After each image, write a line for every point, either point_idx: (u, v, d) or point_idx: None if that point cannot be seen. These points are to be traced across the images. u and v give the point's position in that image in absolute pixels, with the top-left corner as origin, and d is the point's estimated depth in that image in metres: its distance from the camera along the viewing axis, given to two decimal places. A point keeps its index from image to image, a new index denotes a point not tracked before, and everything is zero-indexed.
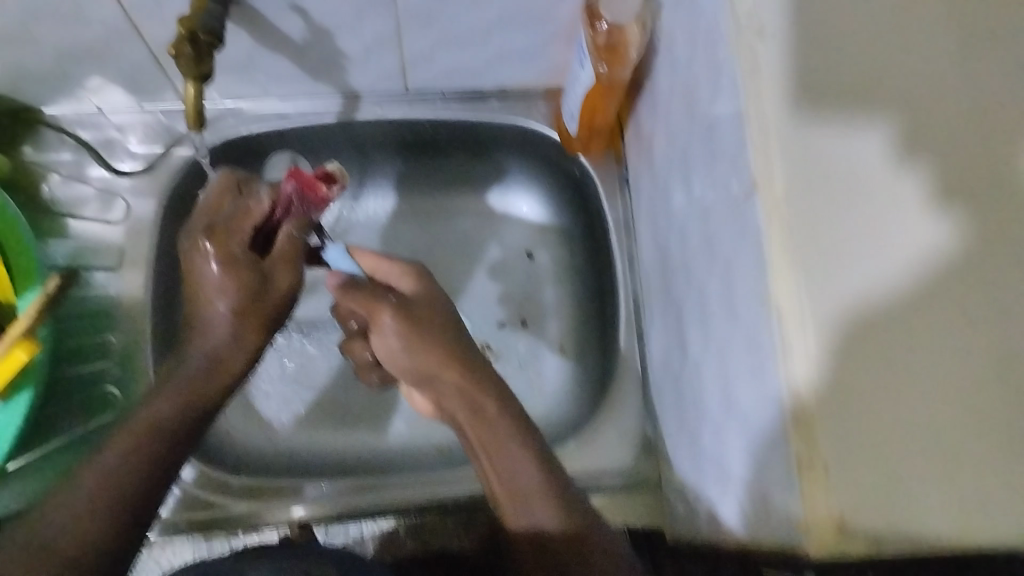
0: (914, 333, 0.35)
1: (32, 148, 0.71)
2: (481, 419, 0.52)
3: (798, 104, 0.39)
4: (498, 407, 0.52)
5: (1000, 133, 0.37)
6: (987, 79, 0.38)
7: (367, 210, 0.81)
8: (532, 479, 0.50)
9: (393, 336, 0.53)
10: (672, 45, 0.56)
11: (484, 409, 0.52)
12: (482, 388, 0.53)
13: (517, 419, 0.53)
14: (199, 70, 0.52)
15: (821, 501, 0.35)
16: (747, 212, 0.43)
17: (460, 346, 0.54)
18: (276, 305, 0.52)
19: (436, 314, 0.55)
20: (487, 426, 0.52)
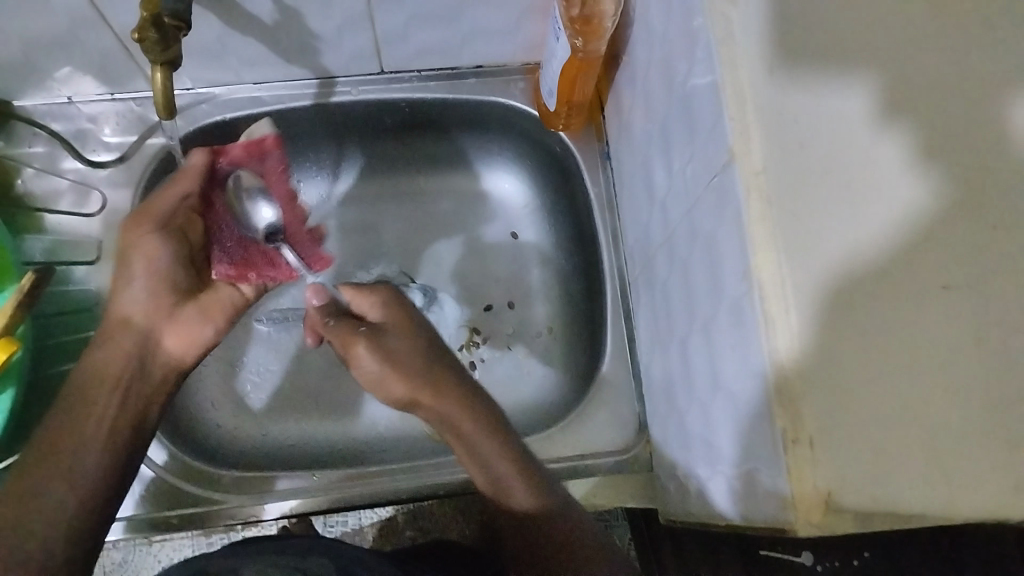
0: (895, 303, 0.35)
1: (4, 143, 0.70)
2: (459, 435, 0.54)
3: (774, 70, 0.39)
4: (471, 421, 0.54)
5: (985, 85, 0.36)
6: (980, 34, 0.37)
7: (309, 197, 0.79)
8: (509, 474, 0.54)
9: (377, 368, 0.54)
10: (648, 15, 0.55)
11: (460, 426, 0.55)
12: (456, 404, 0.54)
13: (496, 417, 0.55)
14: (165, 56, 0.51)
15: (809, 476, 0.36)
16: (727, 185, 0.42)
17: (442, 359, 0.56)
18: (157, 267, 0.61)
19: (403, 335, 0.56)
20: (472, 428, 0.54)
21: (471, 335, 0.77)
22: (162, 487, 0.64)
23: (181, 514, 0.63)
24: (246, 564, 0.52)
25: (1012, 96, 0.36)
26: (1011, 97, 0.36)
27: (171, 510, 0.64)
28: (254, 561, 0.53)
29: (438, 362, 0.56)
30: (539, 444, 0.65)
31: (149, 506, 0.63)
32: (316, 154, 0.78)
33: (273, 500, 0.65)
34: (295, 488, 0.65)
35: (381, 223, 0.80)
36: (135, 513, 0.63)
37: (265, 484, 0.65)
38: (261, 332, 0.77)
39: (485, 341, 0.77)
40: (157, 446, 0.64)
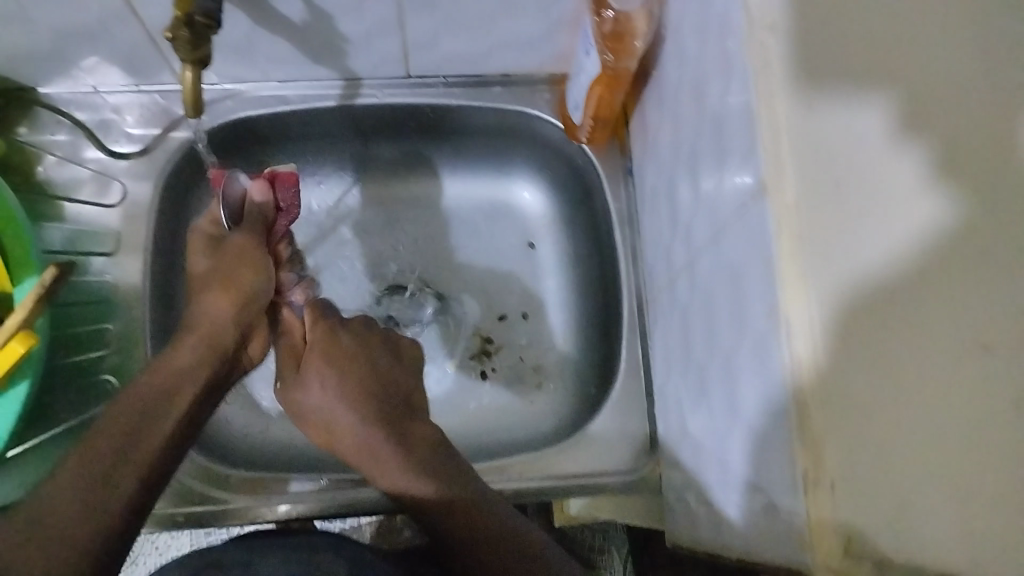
0: (924, 346, 0.34)
1: (27, 129, 0.70)
2: (373, 459, 0.55)
3: (813, 100, 0.38)
4: (375, 438, 0.55)
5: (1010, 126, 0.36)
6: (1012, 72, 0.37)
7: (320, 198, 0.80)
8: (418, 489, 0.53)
9: (306, 406, 0.58)
10: (682, 35, 0.55)
11: (374, 448, 0.55)
12: (370, 427, 0.55)
13: (411, 446, 0.55)
14: (195, 55, 0.50)
15: (829, 518, 0.35)
16: (756, 216, 0.42)
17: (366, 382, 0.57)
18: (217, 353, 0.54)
19: (323, 354, 0.59)
20: (375, 468, 0.55)
21: (484, 344, 0.77)
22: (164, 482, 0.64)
23: (186, 512, 0.63)
24: (259, 558, 0.53)
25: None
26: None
27: (174, 507, 0.63)
28: (269, 557, 0.53)
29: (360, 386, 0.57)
30: (550, 457, 0.65)
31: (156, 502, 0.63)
32: (339, 152, 0.78)
33: (283, 499, 0.64)
34: (296, 492, 0.65)
35: (399, 225, 0.80)
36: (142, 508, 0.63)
37: (263, 487, 0.65)
38: None
39: (497, 351, 0.77)
40: None
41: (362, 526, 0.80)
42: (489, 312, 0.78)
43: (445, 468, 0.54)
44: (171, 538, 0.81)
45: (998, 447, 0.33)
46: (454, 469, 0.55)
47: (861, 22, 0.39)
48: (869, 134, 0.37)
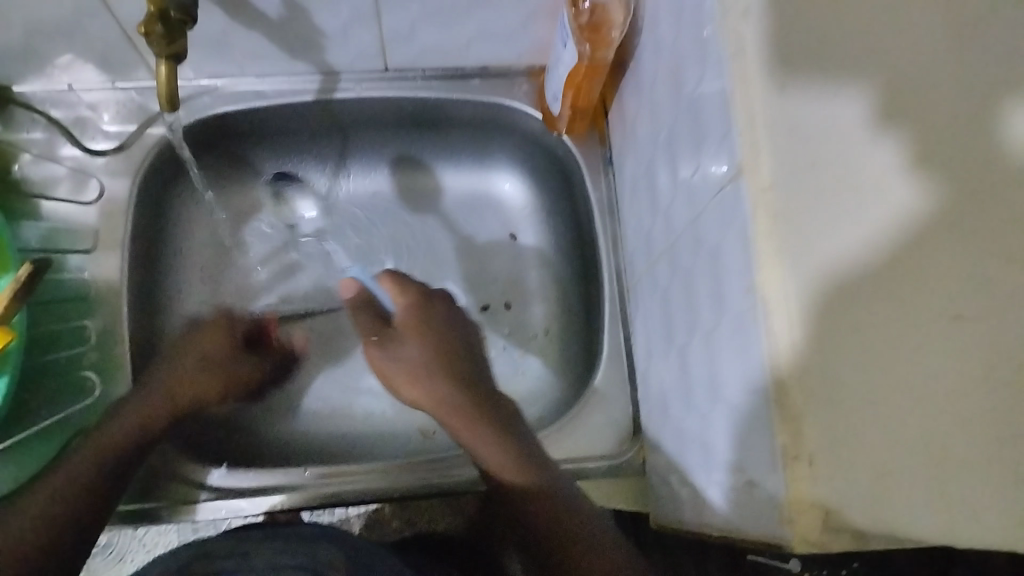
0: (895, 321, 0.35)
1: (3, 128, 0.69)
2: (467, 423, 0.57)
3: (786, 80, 0.39)
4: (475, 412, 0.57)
5: (984, 100, 0.36)
6: (978, 44, 0.37)
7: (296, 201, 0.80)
8: (504, 460, 0.55)
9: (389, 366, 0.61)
10: (658, 23, 0.55)
11: (470, 414, 0.57)
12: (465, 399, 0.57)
13: (498, 419, 0.57)
14: (170, 49, 0.50)
15: (808, 491, 0.36)
16: (734, 196, 0.42)
17: (448, 353, 0.59)
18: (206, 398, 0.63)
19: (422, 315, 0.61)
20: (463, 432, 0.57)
21: None
22: (143, 476, 0.63)
23: (169, 503, 0.63)
24: (256, 549, 0.53)
25: (1011, 101, 0.36)
26: (1011, 103, 0.36)
27: (153, 503, 0.63)
28: (265, 547, 0.53)
29: (442, 358, 0.59)
30: None
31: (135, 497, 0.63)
32: (319, 148, 0.78)
33: (269, 492, 0.64)
34: (283, 484, 0.65)
35: (380, 218, 0.80)
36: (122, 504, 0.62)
37: (248, 480, 0.65)
38: None
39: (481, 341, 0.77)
40: None
41: (349, 520, 0.80)
42: (473, 303, 0.78)
43: (516, 433, 0.57)
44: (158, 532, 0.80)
45: (970, 422, 0.34)
46: (526, 442, 0.57)
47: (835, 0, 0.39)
48: (845, 116, 0.37)
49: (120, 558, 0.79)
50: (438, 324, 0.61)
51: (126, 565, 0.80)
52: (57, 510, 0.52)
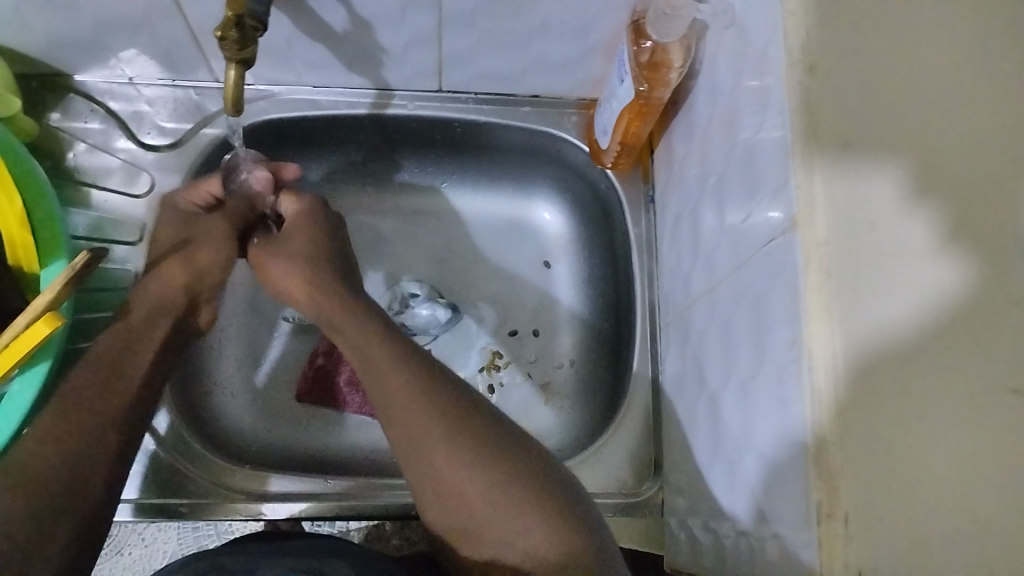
0: (941, 388, 0.35)
1: (60, 115, 0.70)
2: (437, 467, 0.51)
3: (851, 143, 0.40)
4: (444, 450, 0.51)
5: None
6: None
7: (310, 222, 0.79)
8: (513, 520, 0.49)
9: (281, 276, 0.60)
10: (718, 70, 0.56)
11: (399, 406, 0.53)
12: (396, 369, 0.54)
13: (474, 454, 0.51)
14: (241, 55, 0.50)
15: (840, 551, 0.35)
16: (785, 249, 0.42)
17: (323, 254, 0.60)
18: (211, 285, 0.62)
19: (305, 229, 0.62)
20: (440, 482, 0.51)
21: (494, 358, 0.77)
22: (171, 471, 0.64)
23: (190, 504, 0.64)
24: (263, 565, 0.52)
25: None
26: None
27: (178, 499, 0.64)
28: (271, 563, 0.52)
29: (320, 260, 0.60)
30: None
31: (158, 492, 0.64)
32: (366, 158, 0.79)
33: (283, 499, 0.65)
34: (305, 491, 0.65)
35: (418, 234, 0.81)
36: (141, 499, 0.63)
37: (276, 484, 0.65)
38: (283, 333, 0.78)
39: (507, 366, 0.77)
40: (161, 414, 0.66)
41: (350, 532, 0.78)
42: (502, 327, 0.78)
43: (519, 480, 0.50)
44: (160, 530, 0.77)
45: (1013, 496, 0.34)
46: (416, 354, 0.56)
47: (902, 81, 0.40)
48: (912, 182, 0.38)
49: (117, 549, 0.76)
50: (324, 211, 0.64)
51: (123, 556, 0.76)
52: (93, 436, 0.52)
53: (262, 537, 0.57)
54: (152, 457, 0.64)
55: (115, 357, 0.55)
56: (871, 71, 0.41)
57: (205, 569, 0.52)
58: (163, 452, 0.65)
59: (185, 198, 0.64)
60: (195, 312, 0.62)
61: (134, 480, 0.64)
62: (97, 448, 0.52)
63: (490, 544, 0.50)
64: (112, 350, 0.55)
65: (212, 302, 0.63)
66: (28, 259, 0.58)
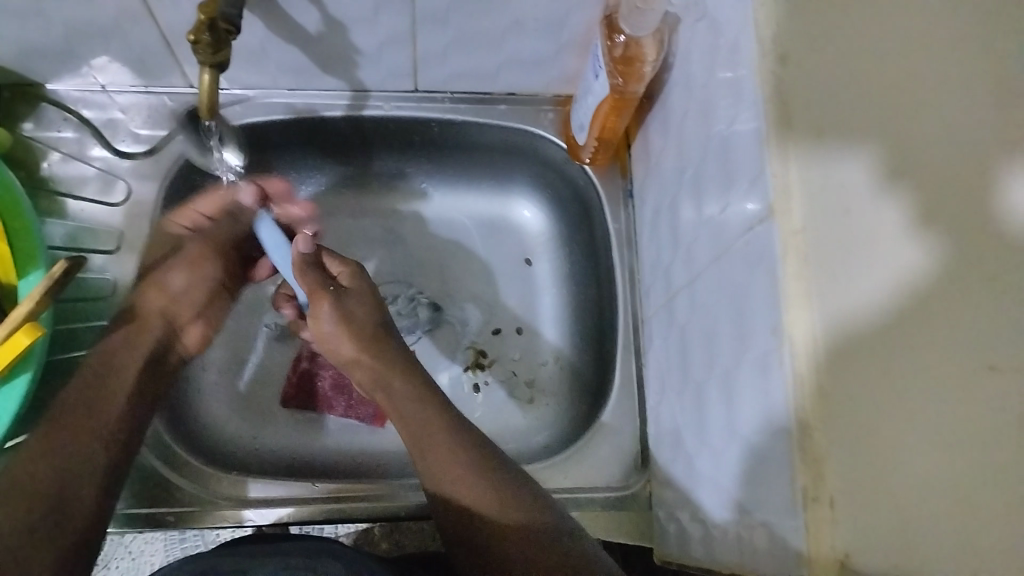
0: (910, 367, 0.36)
1: (33, 125, 0.70)
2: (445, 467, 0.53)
3: (823, 130, 0.40)
4: (451, 450, 0.54)
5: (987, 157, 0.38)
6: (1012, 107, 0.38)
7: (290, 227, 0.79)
8: (510, 514, 0.51)
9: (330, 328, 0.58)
10: (691, 63, 0.56)
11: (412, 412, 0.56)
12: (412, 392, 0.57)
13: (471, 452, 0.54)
14: (214, 59, 0.50)
15: (827, 536, 0.36)
16: (764, 238, 0.43)
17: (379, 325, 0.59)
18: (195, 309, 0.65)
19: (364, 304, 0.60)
20: (450, 482, 0.53)
21: (478, 357, 0.77)
22: (153, 481, 0.64)
23: (176, 512, 0.63)
24: (257, 565, 0.52)
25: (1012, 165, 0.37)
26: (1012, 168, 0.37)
27: (164, 508, 0.63)
28: (266, 563, 0.52)
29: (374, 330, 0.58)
30: (543, 473, 0.66)
31: (141, 502, 0.63)
32: (344, 161, 0.79)
33: (271, 504, 0.64)
34: (291, 496, 0.65)
35: (399, 235, 0.81)
36: (119, 509, 0.63)
37: (262, 491, 0.65)
38: (266, 338, 0.77)
39: (490, 365, 0.77)
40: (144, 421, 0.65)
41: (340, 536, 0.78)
42: (485, 326, 0.78)
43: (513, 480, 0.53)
44: (146, 543, 0.76)
45: (980, 472, 0.34)
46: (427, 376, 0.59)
47: (876, 66, 0.41)
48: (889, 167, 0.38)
49: (104, 564, 0.75)
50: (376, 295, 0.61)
51: (110, 569, 0.75)
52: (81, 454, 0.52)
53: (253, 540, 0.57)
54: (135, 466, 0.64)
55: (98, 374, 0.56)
56: (842, 60, 0.41)
57: (199, 572, 0.52)
58: (149, 460, 0.64)
59: (171, 224, 0.67)
60: (180, 335, 0.64)
61: None
62: (87, 464, 0.53)
63: (494, 539, 0.51)
64: (98, 369, 0.57)
65: (196, 320, 0.66)
66: (2, 267, 0.57)
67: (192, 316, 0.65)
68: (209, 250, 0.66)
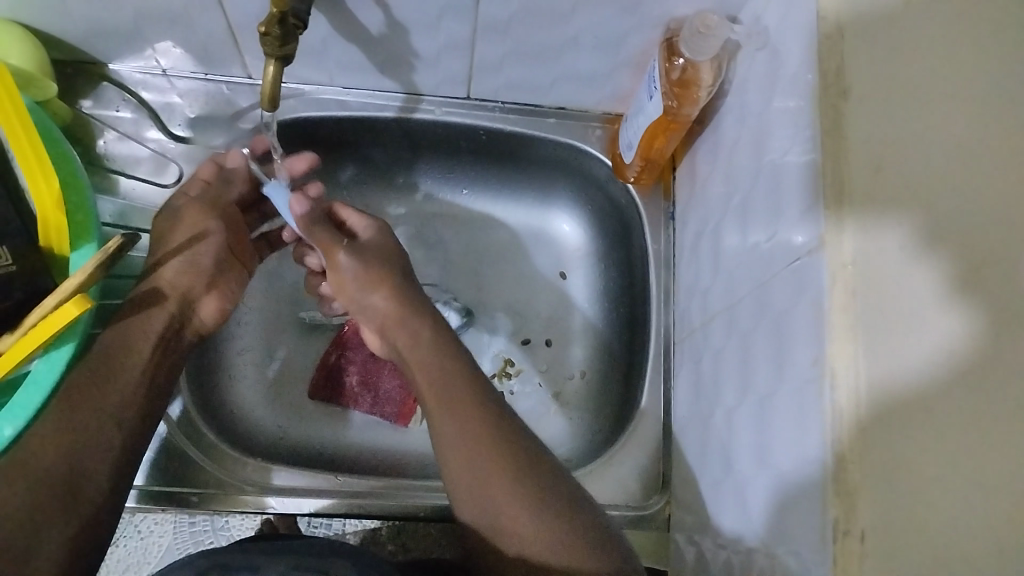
0: (951, 411, 0.36)
1: (92, 103, 0.71)
2: (490, 483, 0.52)
3: (884, 169, 0.40)
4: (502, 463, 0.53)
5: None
6: None
7: None
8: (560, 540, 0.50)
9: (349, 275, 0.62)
10: (748, 92, 0.57)
11: (460, 410, 0.55)
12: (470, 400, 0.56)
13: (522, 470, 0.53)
14: (281, 51, 0.51)
15: (855, 568, 0.36)
16: (811, 269, 0.43)
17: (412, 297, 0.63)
18: (206, 278, 0.64)
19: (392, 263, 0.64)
20: (484, 492, 0.52)
21: (506, 365, 0.77)
22: (179, 460, 0.65)
23: (201, 493, 0.64)
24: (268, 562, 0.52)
25: None
26: None
27: (187, 488, 0.64)
28: (277, 562, 0.52)
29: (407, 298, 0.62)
30: None
31: (165, 481, 0.64)
32: (389, 161, 0.80)
33: (296, 494, 0.65)
34: (316, 488, 0.65)
35: (437, 239, 0.82)
36: (145, 485, 0.63)
37: (295, 479, 0.66)
38: (297, 329, 0.78)
39: (518, 374, 0.77)
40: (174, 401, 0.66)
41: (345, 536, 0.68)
42: (516, 335, 0.79)
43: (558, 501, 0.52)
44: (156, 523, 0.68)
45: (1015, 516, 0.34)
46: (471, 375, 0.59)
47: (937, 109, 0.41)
48: (943, 208, 0.39)
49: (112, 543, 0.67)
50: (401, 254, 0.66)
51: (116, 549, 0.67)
52: (98, 425, 0.52)
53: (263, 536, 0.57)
54: (163, 443, 0.65)
55: (112, 352, 0.55)
56: (904, 98, 0.41)
57: (211, 565, 0.52)
58: (177, 440, 0.65)
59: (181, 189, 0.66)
60: (193, 309, 0.63)
61: (143, 468, 0.64)
62: (103, 440, 0.52)
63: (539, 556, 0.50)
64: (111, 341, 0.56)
65: (210, 292, 0.64)
66: (58, 240, 0.58)
67: (204, 289, 0.63)
68: (210, 211, 0.65)
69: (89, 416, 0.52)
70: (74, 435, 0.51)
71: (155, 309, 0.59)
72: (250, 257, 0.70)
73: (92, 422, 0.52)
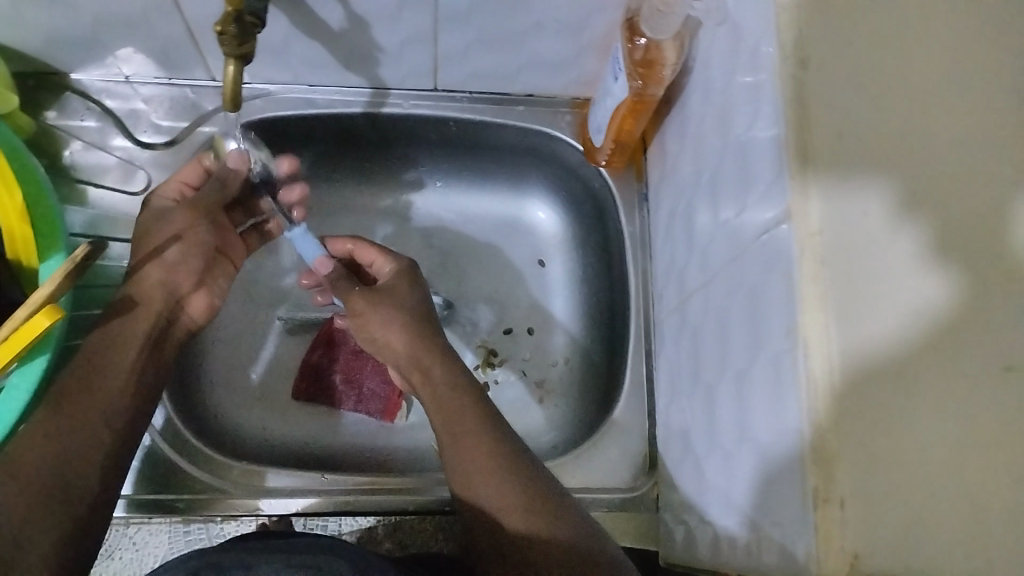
0: (924, 376, 0.36)
1: (56, 113, 0.71)
2: (479, 473, 0.53)
3: (846, 136, 0.40)
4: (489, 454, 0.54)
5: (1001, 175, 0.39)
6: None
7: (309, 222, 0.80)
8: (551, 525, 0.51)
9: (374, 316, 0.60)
10: (712, 68, 0.57)
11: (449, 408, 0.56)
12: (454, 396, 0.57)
13: (509, 460, 0.54)
14: (241, 50, 0.50)
15: (837, 537, 0.36)
16: (780, 241, 0.43)
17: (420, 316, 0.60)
18: (195, 277, 0.63)
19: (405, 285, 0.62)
20: (476, 478, 0.53)
21: (488, 356, 0.77)
22: (165, 468, 0.65)
23: (189, 497, 0.64)
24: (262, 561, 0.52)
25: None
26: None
27: (174, 494, 0.64)
28: (271, 559, 0.52)
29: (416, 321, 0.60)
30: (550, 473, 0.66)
31: (152, 489, 0.64)
32: (360, 158, 0.80)
33: (285, 494, 0.65)
34: (303, 487, 0.65)
35: (413, 234, 0.81)
36: (134, 494, 0.63)
37: (284, 480, 0.65)
38: (276, 331, 0.78)
39: (501, 364, 0.77)
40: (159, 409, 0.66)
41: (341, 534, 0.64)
42: (497, 325, 0.79)
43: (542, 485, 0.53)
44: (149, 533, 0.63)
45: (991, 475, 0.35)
46: (451, 367, 0.59)
47: (894, 75, 0.41)
48: (905, 174, 0.39)
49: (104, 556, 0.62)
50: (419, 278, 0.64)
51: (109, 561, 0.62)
52: (87, 431, 0.52)
53: (256, 535, 0.57)
54: (149, 450, 0.65)
55: (94, 357, 0.55)
56: (862, 66, 0.42)
57: (203, 565, 0.52)
58: (162, 448, 0.65)
59: (160, 194, 0.64)
60: (182, 306, 0.62)
61: (129, 477, 0.64)
62: (89, 449, 0.52)
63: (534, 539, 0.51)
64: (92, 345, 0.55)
65: (197, 288, 0.64)
66: (26, 250, 0.58)
67: (192, 286, 0.63)
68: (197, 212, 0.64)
69: (75, 424, 0.52)
70: (57, 442, 0.51)
71: (134, 314, 0.58)
72: (239, 251, 0.69)
73: (78, 429, 0.52)
